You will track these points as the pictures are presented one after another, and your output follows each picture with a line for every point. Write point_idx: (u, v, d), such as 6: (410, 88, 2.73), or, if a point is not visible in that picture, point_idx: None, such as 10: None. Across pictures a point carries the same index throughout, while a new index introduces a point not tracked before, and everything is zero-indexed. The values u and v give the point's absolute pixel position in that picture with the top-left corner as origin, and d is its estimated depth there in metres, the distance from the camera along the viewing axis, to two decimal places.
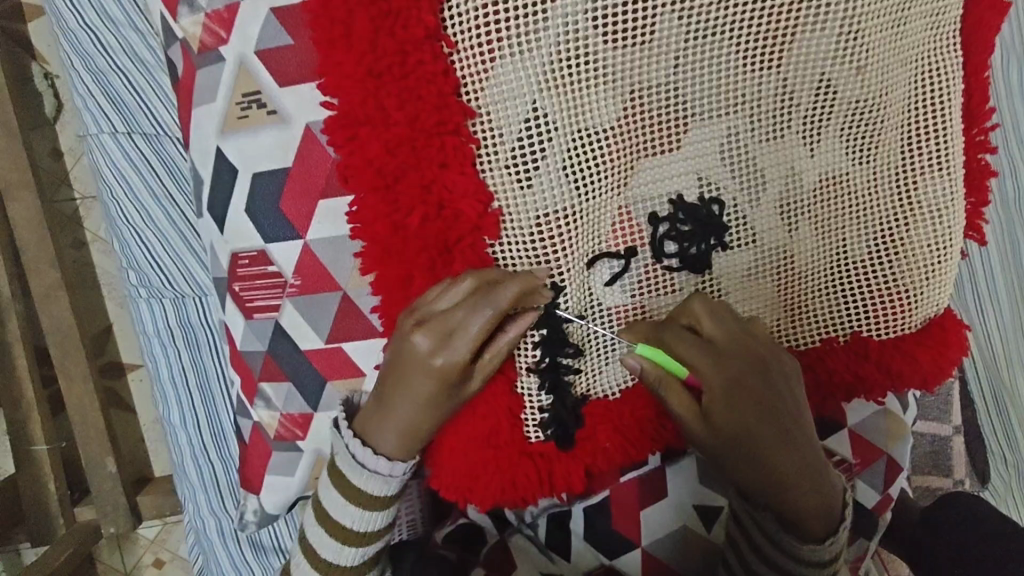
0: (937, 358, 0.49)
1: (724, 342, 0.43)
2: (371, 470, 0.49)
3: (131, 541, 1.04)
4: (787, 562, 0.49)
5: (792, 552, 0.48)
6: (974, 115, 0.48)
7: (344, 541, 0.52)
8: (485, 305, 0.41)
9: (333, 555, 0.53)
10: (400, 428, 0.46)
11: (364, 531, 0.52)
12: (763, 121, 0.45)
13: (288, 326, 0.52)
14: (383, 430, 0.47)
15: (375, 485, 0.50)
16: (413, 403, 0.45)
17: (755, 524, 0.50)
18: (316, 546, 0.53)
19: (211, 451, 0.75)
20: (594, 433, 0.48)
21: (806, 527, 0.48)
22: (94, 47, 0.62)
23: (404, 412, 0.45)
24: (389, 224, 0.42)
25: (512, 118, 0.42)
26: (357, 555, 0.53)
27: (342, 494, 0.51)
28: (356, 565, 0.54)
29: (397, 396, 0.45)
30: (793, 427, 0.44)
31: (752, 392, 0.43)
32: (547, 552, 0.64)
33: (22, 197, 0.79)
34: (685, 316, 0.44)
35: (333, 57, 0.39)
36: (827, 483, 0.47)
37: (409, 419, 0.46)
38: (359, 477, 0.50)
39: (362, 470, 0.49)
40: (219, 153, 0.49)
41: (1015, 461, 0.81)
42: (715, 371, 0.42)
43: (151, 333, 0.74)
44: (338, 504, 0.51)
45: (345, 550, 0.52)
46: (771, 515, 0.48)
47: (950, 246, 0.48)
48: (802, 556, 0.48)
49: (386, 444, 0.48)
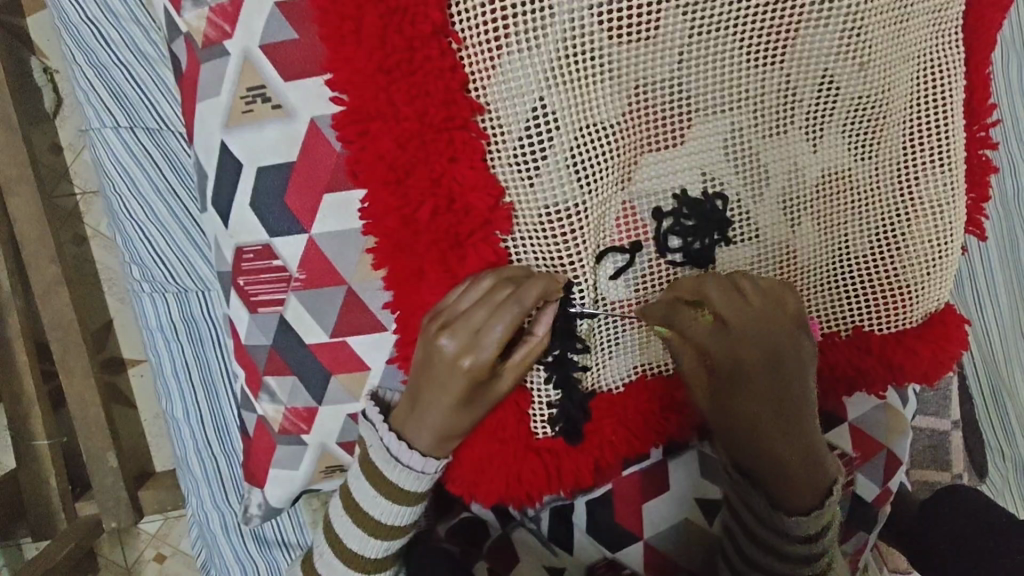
0: (937, 352, 0.49)
1: (738, 329, 0.44)
2: (405, 463, 0.50)
3: (132, 536, 1.04)
4: (776, 539, 0.49)
5: (775, 526, 0.49)
6: (975, 111, 0.48)
7: (375, 533, 0.53)
8: (510, 302, 0.42)
9: (359, 546, 0.53)
10: (437, 429, 0.47)
11: (393, 524, 0.53)
12: (766, 116, 0.45)
13: (293, 321, 0.53)
14: (421, 427, 0.47)
15: (408, 480, 0.50)
16: (440, 402, 0.45)
17: (747, 507, 0.50)
18: (342, 534, 0.54)
19: (214, 445, 0.75)
20: (601, 427, 0.48)
21: (794, 501, 0.48)
22: (96, 41, 0.62)
23: (434, 411, 0.46)
24: (400, 218, 0.42)
25: (518, 112, 0.42)
26: (383, 547, 0.54)
27: (375, 486, 0.51)
28: (379, 558, 0.54)
29: (425, 396, 0.46)
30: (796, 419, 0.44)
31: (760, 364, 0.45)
32: (548, 545, 0.65)
33: (22, 191, 0.79)
34: (693, 294, 0.44)
35: (342, 53, 0.39)
36: (816, 461, 0.48)
37: (438, 419, 0.46)
38: (393, 470, 0.50)
39: (396, 463, 0.50)
40: (223, 147, 0.49)
41: (1011, 455, 0.82)
42: (727, 353, 0.45)
43: (154, 326, 0.73)
44: (370, 495, 0.52)
45: (371, 541, 0.53)
46: (761, 494, 0.49)
47: (951, 243, 0.48)
48: (784, 530, 0.49)
49: (422, 440, 0.48)
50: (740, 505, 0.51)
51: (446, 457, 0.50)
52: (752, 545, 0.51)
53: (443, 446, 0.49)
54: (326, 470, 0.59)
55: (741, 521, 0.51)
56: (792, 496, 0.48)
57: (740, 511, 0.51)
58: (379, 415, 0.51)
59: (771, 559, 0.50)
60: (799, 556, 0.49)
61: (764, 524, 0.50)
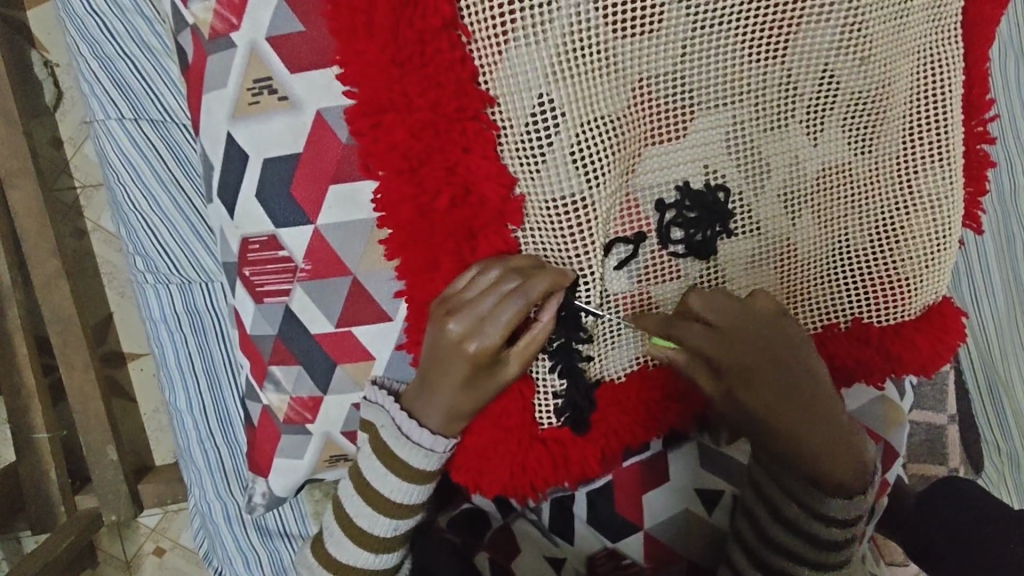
0: (935, 345, 0.50)
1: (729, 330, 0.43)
2: (414, 440, 0.50)
3: (131, 530, 1.04)
4: (813, 524, 0.51)
5: (818, 513, 0.50)
6: (974, 106, 0.49)
7: (382, 510, 0.53)
8: (514, 296, 0.42)
9: (367, 524, 0.54)
10: (446, 409, 0.48)
11: (402, 503, 0.53)
12: (767, 110, 0.45)
13: (299, 310, 0.53)
14: (431, 408, 0.48)
15: (417, 457, 0.51)
16: (452, 385, 0.46)
17: (776, 485, 0.52)
18: (352, 513, 0.54)
19: (217, 436, 0.76)
20: (605, 417, 0.49)
21: (836, 483, 0.49)
22: (101, 34, 0.64)
23: (447, 395, 0.47)
24: (415, 208, 0.43)
25: (524, 103, 0.42)
26: (391, 526, 0.54)
27: (382, 462, 0.52)
28: (389, 537, 0.55)
29: (437, 381, 0.47)
30: (799, 396, 0.45)
31: (763, 375, 0.44)
32: (549, 536, 0.66)
33: (22, 184, 0.80)
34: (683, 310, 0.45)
35: (355, 46, 0.40)
36: (841, 433, 0.48)
37: (448, 400, 0.47)
38: (402, 448, 0.51)
39: (405, 441, 0.51)
40: (230, 139, 0.49)
41: (1007, 449, 0.82)
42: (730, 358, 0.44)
43: (157, 318, 0.74)
44: (379, 472, 0.52)
45: (380, 519, 0.54)
46: (798, 476, 0.50)
47: (949, 235, 0.49)
48: (830, 517, 0.50)
49: (432, 420, 0.49)
50: (769, 483, 0.52)
51: (456, 434, 0.50)
52: (779, 527, 0.52)
53: (452, 426, 0.49)
54: (330, 459, 0.60)
55: (762, 495, 0.53)
56: (832, 470, 0.48)
57: (768, 491, 0.52)
58: (387, 396, 0.52)
59: (802, 546, 0.51)
60: (831, 542, 0.51)
61: (811, 514, 0.50)
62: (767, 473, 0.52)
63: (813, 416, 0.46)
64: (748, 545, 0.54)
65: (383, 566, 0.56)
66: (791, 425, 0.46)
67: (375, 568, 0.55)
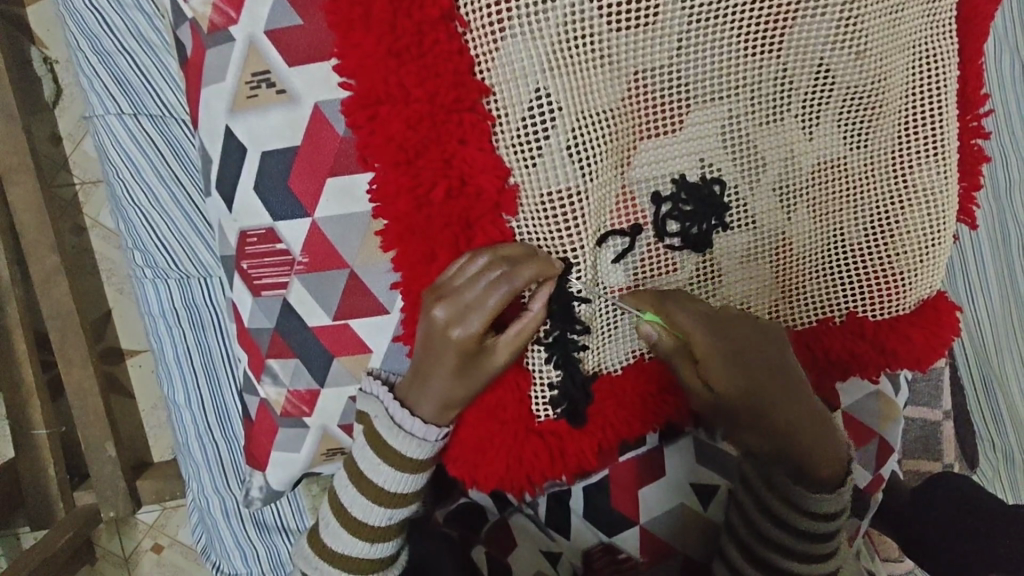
0: (930, 338, 0.50)
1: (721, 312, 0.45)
2: (407, 430, 0.51)
3: (130, 526, 1.04)
4: (805, 521, 0.51)
5: (805, 506, 0.51)
6: (969, 101, 0.49)
7: (377, 500, 0.53)
8: (503, 282, 0.43)
9: (364, 514, 0.54)
10: (438, 400, 0.48)
11: (397, 492, 0.53)
12: (763, 104, 0.46)
13: (295, 301, 0.53)
14: (422, 398, 0.49)
15: (411, 448, 0.51)
16: (443, 375, 0.47)
17: (764, 480, 0.52)
18: (348, 504, 0.55)
19: (215, 429, 0.76)
20: (601, 411, 0.50)
21: (817, 477, 0.50)
22: (101, 30, 0.64)
23: (438, 385, 0.47)
24: (412, 199, 0.43)
25: (522, 96, 0.42)
26: (385, 516, 0.54)
27: (376, 453, 0.52)
28: (382, 526, 0.55)
29: (428, 371, 0.47)
30: (798, 383, 0.47)
31: (753, 352, 0.45)
32: (545, 530, 0.67)
33: (22, 180, 0.80)
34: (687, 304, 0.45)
35: (352, 39, 0.40)
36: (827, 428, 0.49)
37: (439, 389, 0.47)
38: (397, 438, 0.51)
39: (398, 431, 0.51)
40: (228, 132, 0.50)
41: (1002, 445, 0.83)
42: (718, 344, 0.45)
43: (156, 311, 0.74)
44: (372, 462, 0.52)
45: (375, 509, 0.54)
46: (786, 466, 0.50)
47: (944, 230, 0.49)
48: (819, 512, 0.51)
49: (424, 409, 0.49)
50: (756, 477, 0.53)
51: (449, 424, 0.50)
52: (774, 527, 0.52)
53: (446, 416, 0.49)
54: (328, 452, 0.60)
55: (754, 492, 0.53)
56: (814, 460, 0.49)
57: (756, 484, 0.53)
58: (381, 386, 0.52)
59: (792, 539, 0.52)
60: (822, 536, 0.51)
61: (800, 510, 0.51)
62: (754, 465, 0.52)
63: (806, 408, 0.47)
64: (743, 541, 0.54)
65: (378, 556, 0.56)
66: (780, 420, 0.47)
67: (374, 557, 0.56)
